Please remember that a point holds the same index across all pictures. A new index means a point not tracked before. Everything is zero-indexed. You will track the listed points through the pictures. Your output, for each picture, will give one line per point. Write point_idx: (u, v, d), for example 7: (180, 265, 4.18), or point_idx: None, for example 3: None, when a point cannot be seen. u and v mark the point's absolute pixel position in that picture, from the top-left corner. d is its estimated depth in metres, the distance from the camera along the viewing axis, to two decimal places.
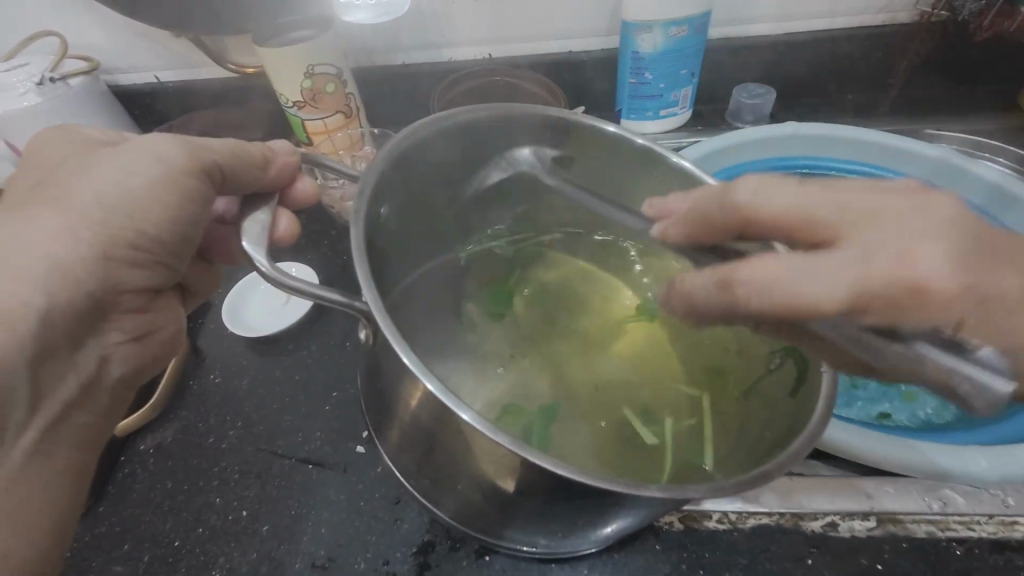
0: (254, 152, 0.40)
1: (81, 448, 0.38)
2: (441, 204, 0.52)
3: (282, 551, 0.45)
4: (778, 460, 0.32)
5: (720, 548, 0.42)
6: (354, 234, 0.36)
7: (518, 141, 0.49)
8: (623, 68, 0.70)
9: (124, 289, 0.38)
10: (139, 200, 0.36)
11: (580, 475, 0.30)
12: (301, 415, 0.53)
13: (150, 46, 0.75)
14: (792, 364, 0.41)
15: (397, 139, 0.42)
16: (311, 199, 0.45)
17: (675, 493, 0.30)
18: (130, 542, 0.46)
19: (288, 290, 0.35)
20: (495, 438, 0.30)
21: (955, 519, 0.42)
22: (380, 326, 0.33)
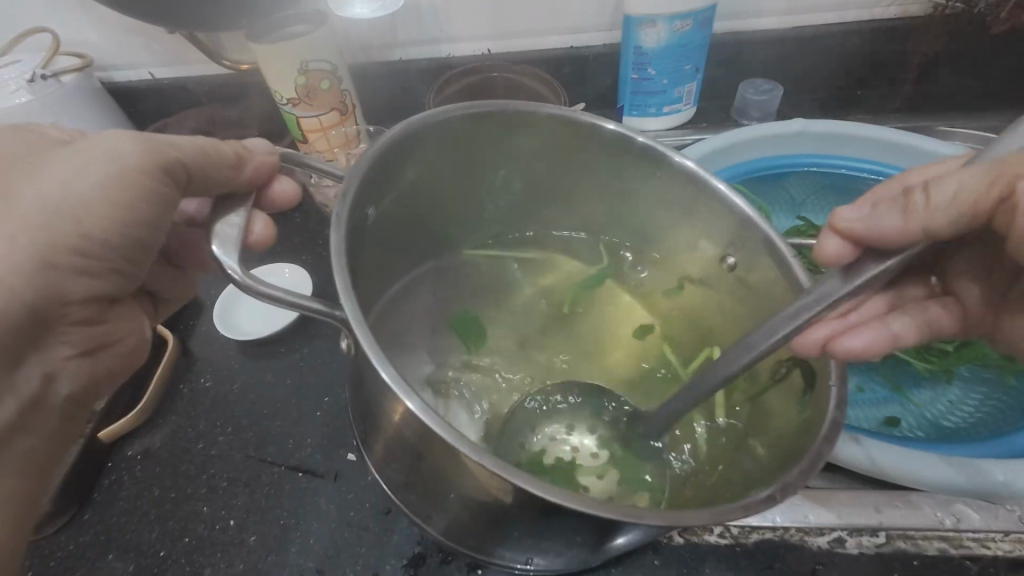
0: (226, 152, 0.38)
1: (26, 469, 0.37)
2: (433, 203, 0.50)
3: (269, 563, 0.44)
4: (782, 482, 0.31)
5: (720, 564, 0.41)
6: (335, 239, 0.35)
7: (514, 139, 0.47)
8: (624, 63, 0.68)
9: (70, 300, 0.36)
10: (84, 201, 0.35)
11: (569, 500, 0.28)
12: (291, 422, 0.51)
13: (143, 42, 0.74)
14: (798, 375, 0.38)
15: (385, 137, 0.41)
16: (291, 200, 0.43)
17: (671, 521, 0.28)
18: (115, 551, 0.45)
19: (267, 300, 0.34)
20: (480, 461, 0.29)
21: (969, 536, 0.40)
22: (361, 342, 0.31)
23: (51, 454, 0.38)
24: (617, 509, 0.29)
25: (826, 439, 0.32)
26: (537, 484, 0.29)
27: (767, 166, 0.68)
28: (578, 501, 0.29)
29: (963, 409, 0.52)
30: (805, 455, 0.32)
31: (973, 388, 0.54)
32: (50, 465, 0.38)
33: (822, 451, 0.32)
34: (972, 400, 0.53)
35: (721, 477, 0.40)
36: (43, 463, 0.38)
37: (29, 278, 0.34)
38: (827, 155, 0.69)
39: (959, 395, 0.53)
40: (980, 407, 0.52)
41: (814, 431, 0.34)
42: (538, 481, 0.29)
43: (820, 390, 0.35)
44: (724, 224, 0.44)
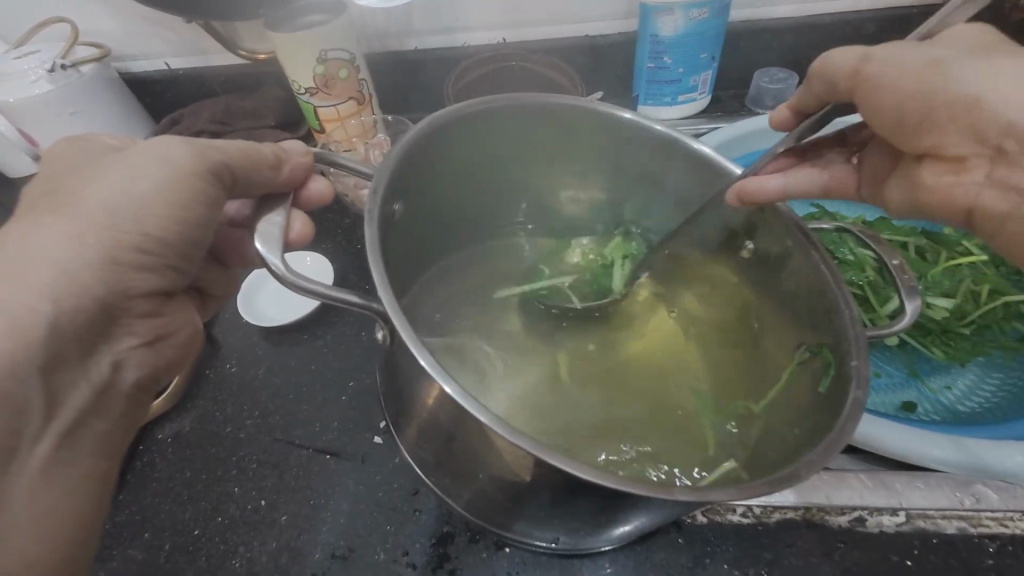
0: (266, 153, 0.39)
1: (99, 450, 0.37)
2: (454, 200, 0.51)
3: (301, 541, 0.45)
4: (807, 461, 0.31)
5: (743, 542, 0.42)
6: (370, 234, 0.35)
7: (538, 129, 0.48)
8: (641, 52, 0.68)
9: (134, 294, 0.37)
10: (141, 203, 0.36)
11: (601, 480, 0.29)
12: (318, 405, 0.52)
13: (160, 33, 0.74)
14: (820, 360, 0.39)
15: (411, 133, 0.41)
16: (326, 199, 0.44)
17: (699, 498, 0.29)
18: (150, 530, 0.46)
19: (307, 294, 0.34)
20: (516, 443, 0.30)
21: (987, 515, 0.41)
22: (392, 320, 0.32)
23: (121, 438, 0.38)
24: (645, 483, 0.29)
25: (853, 417, 0.33)
26: (565, 461, 0.29)
27: None
28: (605, 477, 0.29)
29: (977, 392, 0.53)
30: (830, 434, 0.33)
31: (989, 372, 0.55)
32: (120, 448, 0.38)
33: (850, 428, 0.33)
34: (987, 383, 0.54)
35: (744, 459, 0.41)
36: (114, 446, 0.38)
37: (97, 273, 0.35)
38: None
39: (973, 378, 0.54)
40: (995, 390, 0.53)
41: (838, 409, 0.34)
42: (567, 458, 0.30)
43: (841, 369, 0.36)
44: (744, 213, 0.45)
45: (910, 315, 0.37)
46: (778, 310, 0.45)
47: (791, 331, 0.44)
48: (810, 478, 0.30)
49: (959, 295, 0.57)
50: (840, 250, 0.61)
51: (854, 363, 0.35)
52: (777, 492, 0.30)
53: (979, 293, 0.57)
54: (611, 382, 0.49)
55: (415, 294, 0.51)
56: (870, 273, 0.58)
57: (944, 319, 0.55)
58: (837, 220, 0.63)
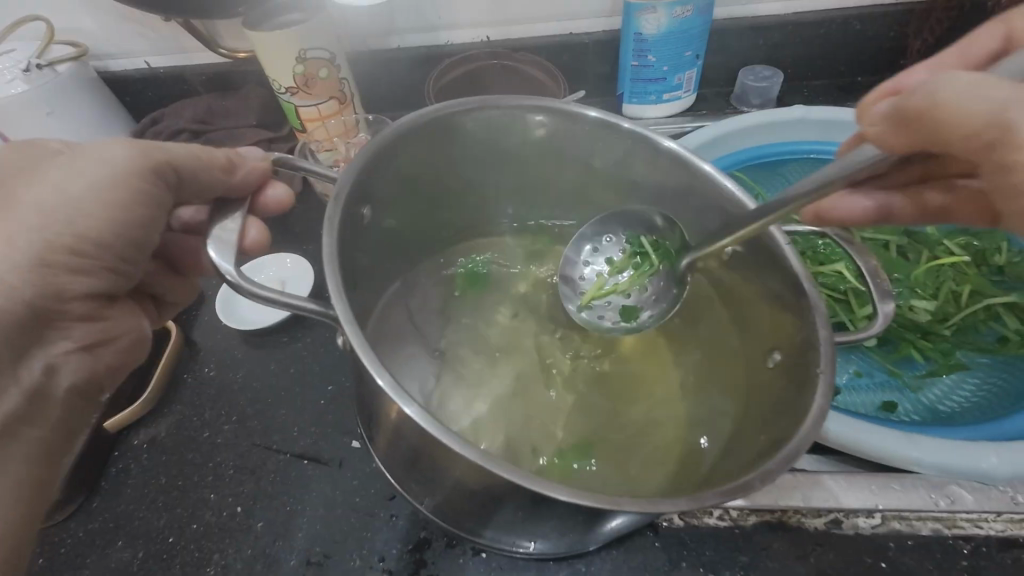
0: (217, 157, 0.40)
1: (33, 460, 0.36)
2: (429, 199, 0.50)
3: (277, 548, 0.44)
4: (760, 471, 0.31)
5: (718, 545, 0.42)
6: (327, 244, 0.35)
7: (513, 131, 0.47)
8: (624, 50, 0.68)
9: (71, 296, 0.37)
10: (81, 203, 0.36)
11: (552, 492, 0.29)
12: (295, 409, 0.52)
13: (139, 32, 0.74)
14: (786, 366, 0.39)
15: (380, 133, 0.41)
16: (284, 205, 0.44)
17: (650, 510, 0.29)
18: (123, 538, 0.46)
19: (262, 301, 0.34)
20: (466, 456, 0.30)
21: (963, 516, 0.41)
22: (341, 325, 0.33)
23: (60, 446, 0.37)
24: (599, 496, 0.29)
25: (817, 422, 0.33)
26: (515, 474, 0.30)
27: (764, 155, 0.68)
28: (553, 491, 0.29)
29: (959, 391, 0.53)
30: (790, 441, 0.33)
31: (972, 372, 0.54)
32: (60, 453, 0.37)
33: (809, 434, 0.32)
34: (969, 384, 0.54)
35: (704, 467, 0.41)
36: (52, 454, 0.37)
37: (27, 276, 0.34)
38: (827, 140, 0.69)
39: (957, 378, 0.54)
40: (975, 391, 0.53)
41: (797, 415, 0.35)
42: (517, 471, 0.30)
43: (806, 375, 0.36)
44: (719, 215, 0.44)
45: (882, 320, 0.37)
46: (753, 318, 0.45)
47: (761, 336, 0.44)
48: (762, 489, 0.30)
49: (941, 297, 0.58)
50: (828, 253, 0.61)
51: (820, 370, 0.35)
52: (731, 501, 0.30)
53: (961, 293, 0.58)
54: (582, 391, 0.49)
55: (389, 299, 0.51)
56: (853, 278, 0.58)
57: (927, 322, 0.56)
58: None
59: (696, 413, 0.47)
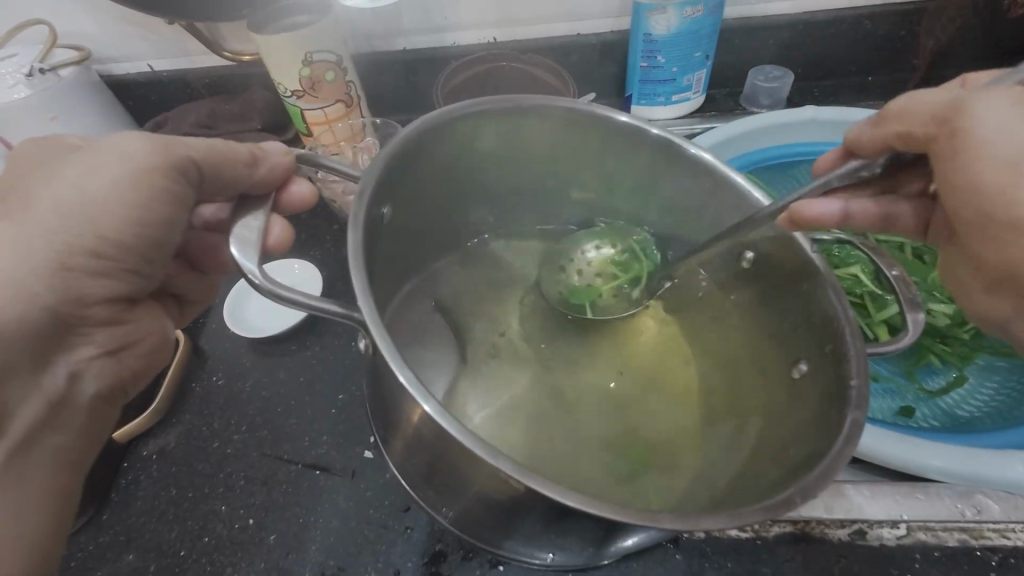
0: (240, 151, 0.39)
1: (59, 467, 0.35)
2: (443, 203, 0.49)
3: (290, 560, 0.44)
4: (800, 486, 0.30)
5: (741, 556, 0.41)
6: (353, 238, 0.34)
7: (531, 132, 0.47)
8: (634, 51, 0.67)
9: (94, 302, 0.36)
10: (97, 202, 0.34)
11: (587, 506, 0.28)
12: (306, 419, 0.51)
13: (142, 35, 0.73)
14: (818, 373, 0.39)
15: (400, 135, 0.40)
16: (308, 202, 0.43)
17: (686, 525, 0.28)
18: (134, 551, 0.45)
19: (285, 304, 0.33)
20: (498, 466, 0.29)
21: (989, 526, 0.40)
22: (369, 328, 0.32)
23: (84, 452, 0.37)
24: (632, 511, 0.28)
25: (847, 438, 0.32)
26: (546, 484, 0.28)
27: (776, 158, 0.68)
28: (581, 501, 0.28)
29: (977, 396, 0.53)
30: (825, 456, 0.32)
31: (991, 377, 0.54)
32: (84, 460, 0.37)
33: (842, 449, 0.32)
34: (987, 389, 0.54)
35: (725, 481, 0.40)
36: (75, 462, 0.36)
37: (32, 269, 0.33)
38: (839, 141, 0.68)
39: (974, 382, 0.54)
40: (994, 395, 0.53)
41: (833, 429, 0.34)
42: (549, 482, 0.29)
43: (839, 386, 0.35)
44: (741, 220, 0.44)
45: (913, 329, 0.36)
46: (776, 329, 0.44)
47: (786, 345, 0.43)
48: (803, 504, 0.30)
49: None
50: (846, 258, 0.60)
51: (852, 383, 0.34)
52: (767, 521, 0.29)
53: None
54: (598, 396, 0.48)
55: (399, 307, 0.51)
56: (871, 282, 0.57)
57: (945, 325, 0.56)
58: None
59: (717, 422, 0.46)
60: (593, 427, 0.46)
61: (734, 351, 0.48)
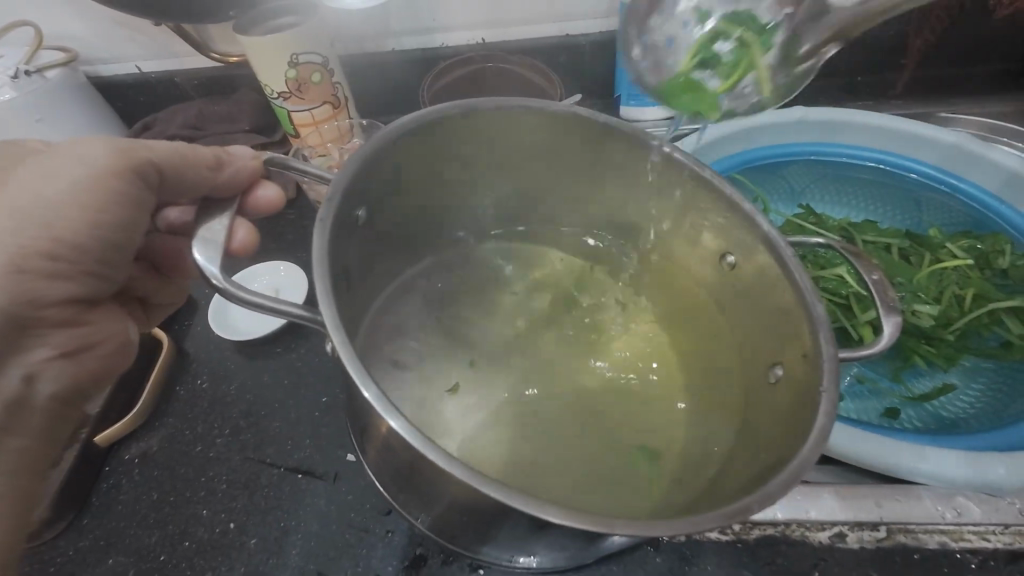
0: (205, 155, 0.39)
1: (17, 469, 0.35)
2: (421, 204, 0.49)
3: (270, 565, 0.44)
4: (761, 494, 0.29)
5: (722, 559, 0.41)
6: (319, 244, 0.34)
7: (511, 134, 0.46)
8: (622, 52, 0.67)
9: (47, 303, 0.36)
10: (54, 206, 0.35)
11: (546, 513, 0.27)
12: (289, 422, 0.51)
13: (129, 36, 0.72)
14: (789, 376, 0.38)
15: (375, 138, 0.39)
16: (274, 205, 0.44)
17: (642, 530, 0.28)
18: (114, 556, 0.45)
19: (249, 307, 0.34)
20: (451, 470, 0.29)
21: (969, 529, 0.40)
22: (328, 332, 0.31)
23: (42, 454, 0.37)
24: (588, 518, 0.28)
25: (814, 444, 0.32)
26: (501, 491, 0.28)
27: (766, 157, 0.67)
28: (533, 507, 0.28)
29: (962, 397, 0.54)
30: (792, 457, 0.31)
31: (974, 379, 0.55)
32: (42, 461, 0.37)
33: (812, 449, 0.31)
34: (971, 390, 0.54)
35: (701, 488, 0.40)
36: (33, 464, 0.36)
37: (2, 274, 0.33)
38: (829, 142, 0.68)
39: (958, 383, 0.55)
40: (977, 397, 0.54)
41: (800, 433, 0.33)
42: (504, 489, 0.28)
43: (809, 391, 0.35)
44: (715, 221, 0.43)
45: (889, 336, 0.36)
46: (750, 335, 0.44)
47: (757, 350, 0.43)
48: (762, 512, 0.29)
49: (944, 301, 0.57)
50: (833, 261, 0.60)
51: (822, 387, 0.33)
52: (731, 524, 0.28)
53: (963, 297, 0.57)
54: (578, 401, 0.48)
55: (379, 313, 0.51)
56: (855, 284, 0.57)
57: (930, 326, 0.54)
58: (820, 225, 0.62)
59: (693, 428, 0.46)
60: (570, 434, 0.46)
61: (718, 358, 0.48)
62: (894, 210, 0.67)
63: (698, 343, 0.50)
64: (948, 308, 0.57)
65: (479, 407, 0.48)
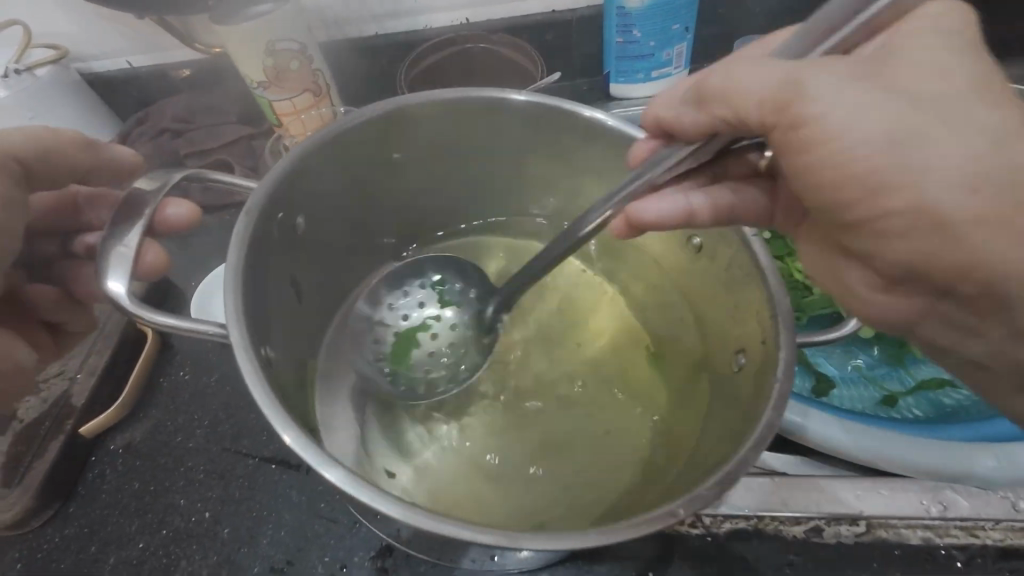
0: (69, 146, 0.41)
1: None
2: (376, 203, 0.49)
3: (241, 554, 0.44)
4: (689, 495, 0.29)
5: (694, 552, 0.40)
6: (235, 255, 0.35)
7: (457, 128, 0.45)
8: (609, 26, 0.64)
9: None
10: None
11: (456, 527, 0.28)
12: (265, 414, 0.51)
13: (116, 31, 0.73)
14: (752, 365, 0.37)
15: (300, 146, 0.40)
16: (188, 221, 0.42)
17: (550, 544, 0.27)
18: (96, 544, 0.46)
19: (165, 329, 0.34)
20: (351, 488, 0.29)
21: (956, 524, 0.38)
22: (237, 353, 0.32)
23: None
24: (494, 531, 0.28)
25: (755, 444, 0.31)
26: (406, 509, 0.28)
27: None
28: (435, 522, 0.28)
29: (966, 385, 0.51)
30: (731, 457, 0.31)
31: None
32: None
33: (752, 454, 0.30)
34: None
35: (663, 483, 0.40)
36: None
37: None
38: None
39: None
40: None
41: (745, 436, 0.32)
42: (411, 507, 0.28)
43: (766, 383, 0.34)
44: None
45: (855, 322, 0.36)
46: (721, 323, 0.43)
47: (726, 337, 0.42)
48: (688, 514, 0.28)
49: None
50: None
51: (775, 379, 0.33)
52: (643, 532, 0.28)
53: None
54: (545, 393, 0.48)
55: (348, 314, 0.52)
56: None
57: None
58: None
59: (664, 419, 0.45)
60: (530, 431, 0.46)
61: (693, 353, 0.46)
62: None
63: (674, 336, 0.49)
64: None
65: (448, 403, 0.47)
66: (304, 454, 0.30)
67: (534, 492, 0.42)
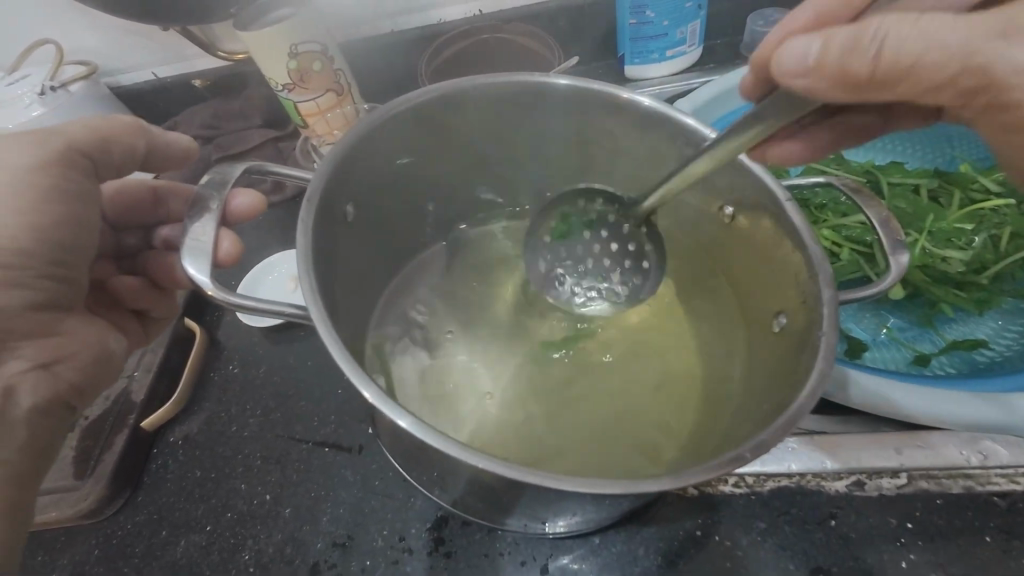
0: (129, 136, 0.43)
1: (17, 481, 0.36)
2: (411, 193, 0.51)
3: (305, 531, 0.47)
4: (754, 443, 0.30)
5: (738, 511, 0.42)
6: (301, 241, 0.37)
7: (491, 112, 0.47)
8: (622, 8, 0.64)
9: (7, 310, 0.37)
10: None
11: (541, 480, 0.29)
12: (315, 400, 0.54)
13: (143, 44, 0.75)
14: (795, 324, 0.38)
15: (347, 135, 0.41)
16: (255, 210, 0.46)
17: (631, 489, 0.28)
18: (166, 528, 0.49)
19: (243, 309, 0.37)
20: (428, 441, 0.30)
21: (996, 472, 0.41)
22: (316, 324, 0.34)
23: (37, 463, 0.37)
24: (578, 483, 0.29)
25: (810, 395, 0.32)
26: (495, 463, 0.30)
27: None
28: (521, 472, 0.29)
29: (1000, 340, 0.51)
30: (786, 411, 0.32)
31: (1012, 321, 0.52)
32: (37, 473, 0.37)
33: (807, 406, 0.31)
34: (1009, 332, 0.52)
35: (710, 447, 0.41)
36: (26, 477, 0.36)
37: None
38: None
39: (994, 327, 0.52)
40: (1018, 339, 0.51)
41: (801, 385, 0.33)
42: (498, 460, 0.30)
43: (812, 338, 0.35)
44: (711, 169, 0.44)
45: (895, 274, 0.36)
46: (762, 289, 0.44)
47: (765, 303, 0.43)
48: (754, 461, 0.30)
49: (978, 246, 0.54)
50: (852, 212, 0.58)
51: (822, 331, 0.34)
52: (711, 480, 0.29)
53: (1002, 238, 0.54)
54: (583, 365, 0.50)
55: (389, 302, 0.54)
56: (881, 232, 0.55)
57: (961, 273, 0.52)
58: (839, 171, 0.59)
59: (704, 387, 0.47)
60: (575, 402, 0.47)
61: (733, 320, 0.48)
62: (922, 149, 0.63)
63: (709, 304, 0.50)
64: (985, 248, 0.54)
65: (501, 382, 0.49)
66: (387, 411, 0.31)
67: (582, 462, 0.43)
